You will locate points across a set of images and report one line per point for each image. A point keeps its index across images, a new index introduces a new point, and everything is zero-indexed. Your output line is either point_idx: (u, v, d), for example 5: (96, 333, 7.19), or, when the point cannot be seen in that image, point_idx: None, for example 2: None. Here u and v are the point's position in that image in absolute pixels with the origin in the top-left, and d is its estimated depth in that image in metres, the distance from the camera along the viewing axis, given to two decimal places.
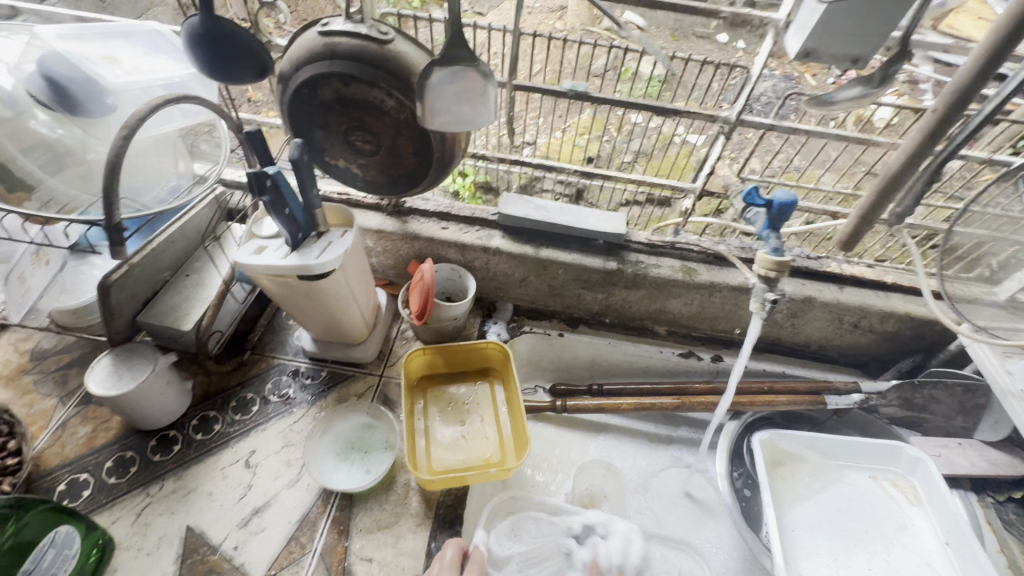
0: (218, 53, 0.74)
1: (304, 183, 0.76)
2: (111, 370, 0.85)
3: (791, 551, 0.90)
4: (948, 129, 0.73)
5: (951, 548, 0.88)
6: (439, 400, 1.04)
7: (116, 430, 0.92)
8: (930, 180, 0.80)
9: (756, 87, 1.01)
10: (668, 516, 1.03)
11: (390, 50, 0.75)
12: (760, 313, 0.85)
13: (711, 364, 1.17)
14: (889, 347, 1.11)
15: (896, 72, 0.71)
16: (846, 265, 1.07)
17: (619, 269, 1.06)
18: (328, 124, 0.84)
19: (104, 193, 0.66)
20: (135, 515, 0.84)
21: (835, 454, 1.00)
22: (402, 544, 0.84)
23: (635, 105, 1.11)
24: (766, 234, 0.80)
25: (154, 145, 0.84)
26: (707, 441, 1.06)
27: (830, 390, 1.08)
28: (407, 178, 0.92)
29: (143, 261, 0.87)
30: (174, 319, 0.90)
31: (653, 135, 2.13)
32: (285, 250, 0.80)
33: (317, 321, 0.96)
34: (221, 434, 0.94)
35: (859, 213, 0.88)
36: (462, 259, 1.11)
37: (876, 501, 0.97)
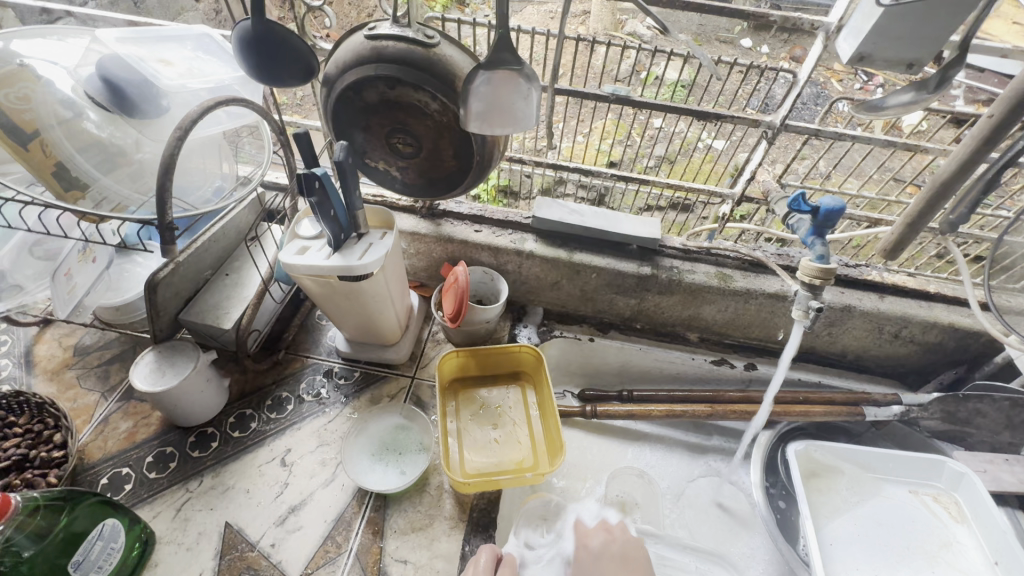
0: (267, 56, 0.76)
1: (349, 185, 0.77)
2: (154, 367, 0.86)
3: (829, 565, 0.89)
4: (1005, 135, 0.71)
5: (999, 568, 0.85)
6: (471, 403, 1.04)
7: (156, 426, 0.94)
8: (987, 189, 0.75)
9: (803, 92, 1.00)
10: (700, 525, 1.02)
11: (435, 54, 0.76)
12: (803, 321, 0.83)
13: (745, 372, 1.16)
14: (931, 358, 1.09)
15: (953, 77, 0.68)
16: (887, 274, 1.05)
17: (653, 274, 1.05)
18: (370, 127, 0.85)
19: (158, 193, 0.67)
20: (175, 510, 0.85)
21: (874, 467, 0.98)
22: (437, 547, 0.84)
23: (672, 109, 1.11)
24: (811, 241, 0.79)
25: (200, 147, 0.86)
26: (742, 450, 1.06)
27: (869, 401, 1.06)
28: (445, 181, 0.92)
29: (188, 260, 0.89)
30: (215, 317, 0.92)
31: (677, 140, 2.12)
32: (327, 251, 0.80)
33: (353, 322, 0.96)
34: (258, 432, 0.95)
35: (906, 221, 0.86)
36: (494, 262, 1.11)
37: (918, 516, 0.94)
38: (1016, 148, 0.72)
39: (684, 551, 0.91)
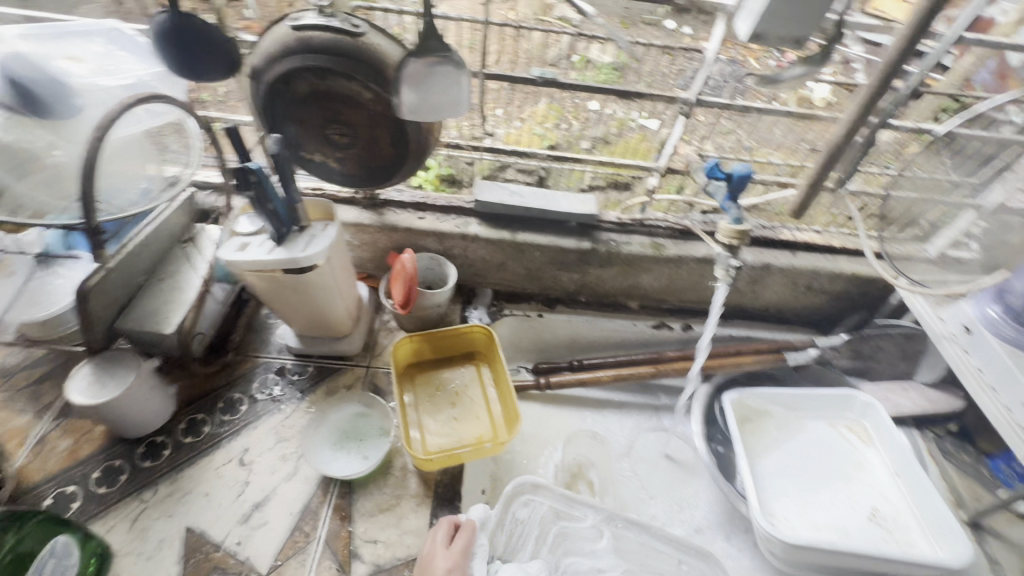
0: (185, 43, 0.74)
1: (286, 178, 0.78)
2: (92, 379, 0.83)
3: (764, 496, 0.99)
4: (880, 102, 0.81)
5: (900, 478, 0.99)
6: (428, 385, 1.07)
7: (100, 441, 0.91)
8: (867, 149, 0.90)
9: (712, 68, 1.08)
10: (651, 476, 1.10)
11: (364, 43, 0.75)
12: (725, 280, 0.92)
13: (682, 333, 1.26)
14: (840, 305, 1.22)
15: (835, 50, 0.78)
16: (799, 233, 1.16)
17: (593, 248, 1.11)
18: (303, 119, 0.85)
19: (81, 196, 0.66)
20: (131, 522, 0.83)
21: (797, 406, 1.09)
22: (405, 524, 0.87)
23: (599, 90, 1.16)
24: (727, 206, 0.86)
25: (122, 149, 0.83)
26: (682, 405, 1.14)
27: (789, 348, 1.18)
28: (385, 168, 0.93)
29: (120, 265, 0.85)
30: (155, 322, 0.89)
31: (610, 121, 2.20)
32: (270, 245, 0.80)
33: (302, 316, 0.96)
34: (212, 435, 0.94)
35: (807, 182, 0.96)
36: (440, 247, 1.13)
37: (834, 444, 1.06)
38: (889, 112, 0.86)
39: (669, 542, 0.91)
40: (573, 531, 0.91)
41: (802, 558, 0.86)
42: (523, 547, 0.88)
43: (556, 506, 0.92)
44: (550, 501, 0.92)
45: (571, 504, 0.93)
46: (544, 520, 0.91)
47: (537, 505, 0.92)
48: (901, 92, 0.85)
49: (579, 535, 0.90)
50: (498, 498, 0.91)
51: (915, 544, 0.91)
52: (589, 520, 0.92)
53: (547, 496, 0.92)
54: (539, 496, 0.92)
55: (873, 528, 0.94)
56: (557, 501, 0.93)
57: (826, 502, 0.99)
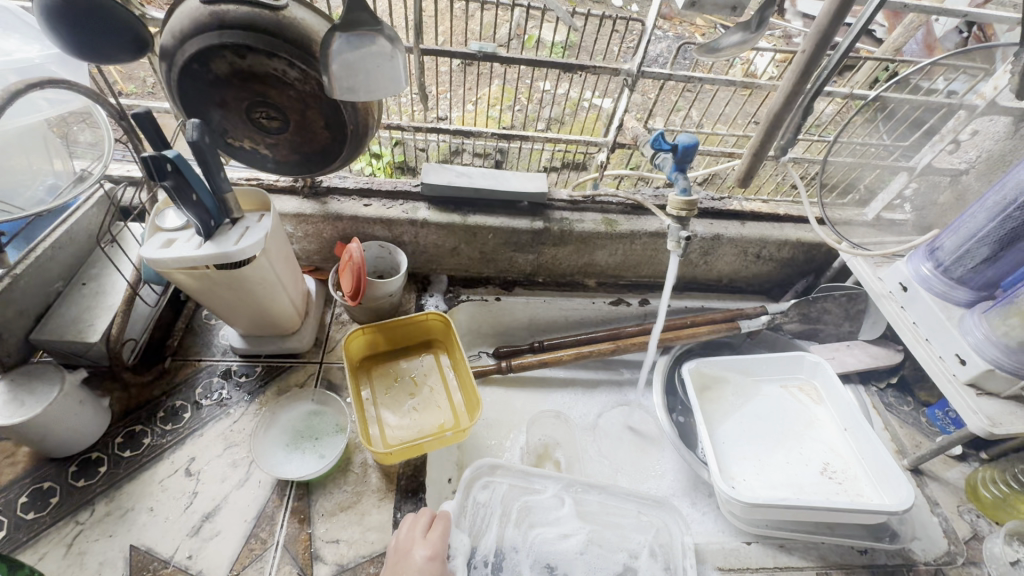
0: (88, 26, 0.67)
1: (210, 166, 0.72)
2: (8, 399, 0.75)
3: (724, 460, 1.01)
4: (817, 67, 0.82)
5: (848, 432, 1.03)
6: (385, 378, 1.03)
7: (25, 463, 0.83)
8: (805, 116, 0.91)
9: (652, 40, 1.07)
10: (616, 450, 1.12)
11: (285, 17, 0.71)
12: (677, 251, 0.91)
13: (640, 308, 1.26)
14: (788, 272, 1.26)
15: (769, 17, 0.78)
16: (746, 203, 1.18)
17: (546, 228, 1.10)
18: (226, 102, 0.79)
19: None
20: (67, 546, 0.77)
21: (751, 371, 1.12)
22: (368, 520, 0.84)
23: (543, 64, 1.13)
24: (675, 176, 0.86)
25: (19, 141, 0.75)
26: (643, 378, 1.15)
27: (742, 315, 1.21)
28: (322, 154, 0.89)
29: (29, 270, 0.79)
30: (77, 331, 0.82)
31: (561, 101, 2.17)
32: (198, 240, 0.75)
33: (244, 315, 0.91)
34: (153, 447, 0.88)
35: (751, 151, 0.96)
36: (389, 235, 1.09)
37: (787, 405, 1.10)
38: (824, 78, 0.86)
39: (625, 499, 0.92)
40: (535, 501, 0.90)
41: (761, 515, 0.89)
42: (488, 531, 0.86)
43: (515, 483, 0.91)
44: (508, 478, 0.91)
45: (530, 477, 0.92)
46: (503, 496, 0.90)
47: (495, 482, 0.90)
48: (834, 56, 0.84)
49: (539, 503, 0.90)
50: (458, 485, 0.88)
51: (865, 493, 0.95)
52: (549, 490, 0.91)
53: (505, 475, 0.91)
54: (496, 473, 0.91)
55: (826, 481, 0.98)
56: (515, 479, 0.91)
57: (782, 461, 1.02)
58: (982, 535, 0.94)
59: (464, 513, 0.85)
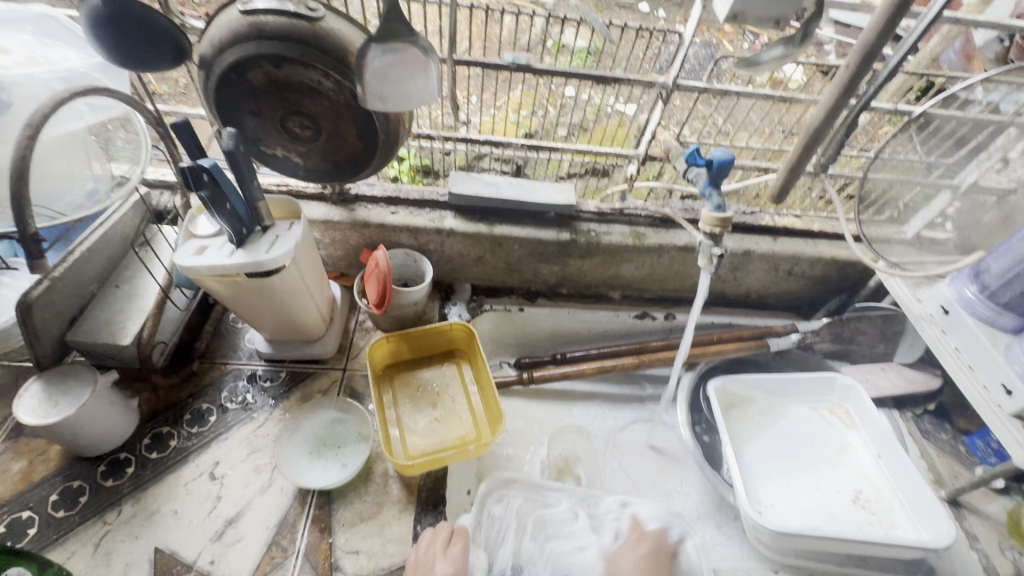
0: (128, 35, 0.67)
1: (244, 175, 0.72)
2: (43, 397, 0.77)
3: (750, 483, 0.98)
4: (861, 83, 0.79)
5: (882, 460, 0.99)
6: (408, 387, 1.03)
7: (56, 461, 0.85)
8: (849, 132, 0.88)
9: (689, 51, 1.05)
10: (638, 468, 1.09)
11: (322, 28, 0.71)
12: (708, 268, 0.90)
13: (666, 322, 1.24)
14: (820, 290, 1.22)
15: (814, 31, 0.75)
16: (779, 218, 1.15)
17: (573, 239, 1.09)
18: (261, 111, 0.80)
19: (13, 201, 0.59)
20: (94, 546, 0.78)
21: (780, 391, 1.09)
22: (388, 532, 0.84)
23: (575, 75, 1.12)
24: (709, 192, 0.84)
25: (62, 146, 0.77)
26: (668, 394, 1.13)
27: (771, 333, 1.18)
28: (352, 162, 0.89)
29: (67, 274, 0.79)
30: (109, 334, 0.83)
31: (586, 107, 2.15)
32: (230, 248, 0.75)
33: (271, 321, 0.91)
34: (179, 449, 0.89)
35: (788, 166, 0.94)
36: (415, 243, 1.09)
37: (817, 428, 1.07)
38: (869, 94, 0.82)
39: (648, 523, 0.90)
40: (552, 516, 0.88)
41: (789, 544, 0.86)
42: (504, 543, 0.84)
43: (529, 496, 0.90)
44: (522, 492, 0.90)
45: (543, 490, 0.91)
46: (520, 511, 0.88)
47: (510, 495, 0.89)
48: (882, 71, 0.82)
49: (553, 517, 0.88)
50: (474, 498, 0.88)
51: (899, 526, 0.92)
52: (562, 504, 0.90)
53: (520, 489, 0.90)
54: (510, 485, 0.90)
55: (858, 511, 0.95)
56: (530, 492, 0.90)
57: (811, 487, 0.99)
58: None
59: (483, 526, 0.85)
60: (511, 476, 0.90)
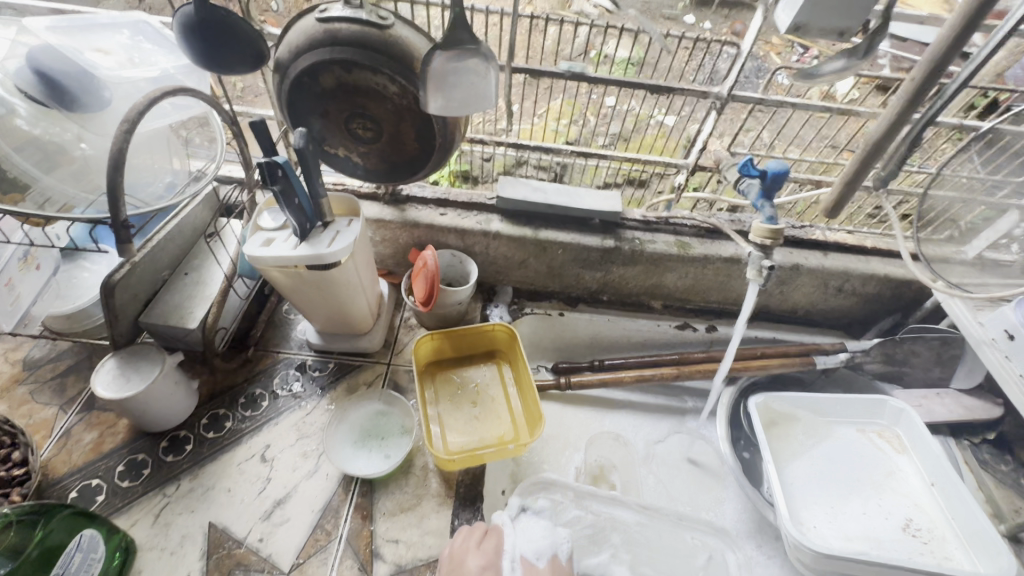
0: (213, 41, 0.73)
1: (312, 173, 0.76)
2: (117, 373, 0.83)
3: (792, 502, 0.96)
4: (926, 97, 0.77)
5: (936, 488, 0.95)
6: (448, 385, 1.05)
7: (124, 434, 0.91)
8: (912, 147, 0.85)
9: (746, 62, 1.05)
10: (674, 480, 1.08)
11: (391, 35, 0.75)
12: (756, 281, 0.88)
13: (707, 334, 1.23)
14: (872, 308, 1.18)
15: (879, 44, 0.75)
16: (830, 233, 1.13)
17: (617, 246, 1.09)
18: (328, 113, 0.84)
19: (110, 191, 0.65)
20: (155, 516, 0.83)
21: (826, 411, 1.06)
22: (427, 524, 0.86)
23: (627, 84, 1.13)
24: (761, 204, 0.84)
25: (148, 142, 0.84)
26: (708, 407, 1.11)
27: (818, 351, 1.15)
28: (409, 164, 0.92)
29: (145, 259, 0.86)
30: (178, 318, 0.89)
31: (629, 117, 2.15)
32: (295, 241, 0.79)
33: (324, 312, 0.95)
34: (234, 431, 0.93)
35: (843, 181, 0.91)
36: (462, 244, 1.12)
37: (865, 451, 1.03)
38: (936, 108, 0.80)
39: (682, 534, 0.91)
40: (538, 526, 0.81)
41: (834, 569, 0.83)
42: None
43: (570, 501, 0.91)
44: (562, 495, 0.91)
45: (583, 498, 0.91)
46: (556, 515, 0.89)
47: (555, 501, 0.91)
48: (949, 86, 0.79)
49: (539, 524, 0.82)
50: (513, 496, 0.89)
51: (953, 559, 0.87)
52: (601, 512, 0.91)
53: (561, 493, 0.91)
54: (554, 489, 0.91)
55: (908, 539, 0.91)
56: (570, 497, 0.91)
57: (857, 510, 0.96)
58: None
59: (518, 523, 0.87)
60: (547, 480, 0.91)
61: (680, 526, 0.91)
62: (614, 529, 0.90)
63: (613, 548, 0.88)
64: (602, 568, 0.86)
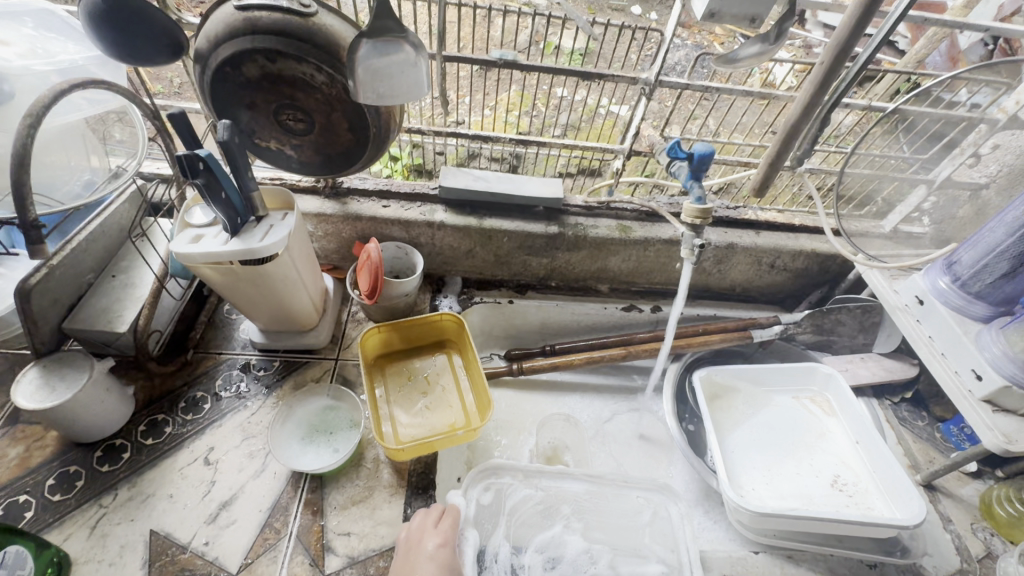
0: (126, 34, 0.70)
1: (239, 166, 0.74)
2: (40, 383, 0.79)
3: (732, 468, 1.01)
4: (835, 80, 0.81)
5: (860, 445, 1.02)
6: (399, 377, 1.05)
7: (53, 447, 0.87)
8: (823, 128, 0.92)
9: (671, 49, 1.08)
10: (625, 455, 1.12)
11: (314, 23, 0.73)
12: (690, 259, 0.92)
13: (652, 314, 1.26)
14: (802, 282, 1.25)
15: (787, 30, 0.78)
16: (761, 213, 1.19)
17: (560, 232, 1.11)
18: (255, 105, 0.82)
19: (15, 188, 0.61)
20: (90, 528, 0.80)
21: (763, 381, 1.12)
22: (379, 515, 0.86)
23: (560, 72, 1.15)
24: (690, 185, 0.87)
25: (60, 138, 0.80)
26: (654, 385, 1.16)
27: (755, 325, 1.21)
28: (345, 155, 0.92)
29: (64, 262, 0.82)
30: (106, 321, 0.85)
31: (578, 107, 2.17)
32: (225, 236, 0.77)
33: (265, 310, 0.93)
34: (174, 436, 0.91)
35: (767, 161, 0.96)
36: (406, 236, 1.12)
37: (798, 416, 1.09)
38: (841, 90, 0.86)
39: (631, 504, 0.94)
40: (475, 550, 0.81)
41: (769, 525, 0.88)
42: (494, 531, 0.88)
43: (521, 483, 0.94)
44: (513, 478, 0.94)
45: (535, 476, 0.94)
46: (506, 497, 0.91)
47: (502, 485, 0.93)
48: (851, 69, 0.85)
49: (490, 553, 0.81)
50: (465, 482, 0.92)
51: (876, 508, 0.94)
52: (550, 489, 0.94)
53: (512, 477, 0.94)
54: (502, 474, 0.94)
55: (836, 494, 0.98)
56: (520, 478, 0.94)
57: (791, 471, 1.02)
58: (996, 554, 0.92)
59: (470, 503, 0.88)
60: (495, 466, 0.94)
61: (626, 487, 0.95)
62: (563, 501, 0.93)
63: (565, 519, 0.91)
64: (556, 540, 0.88)
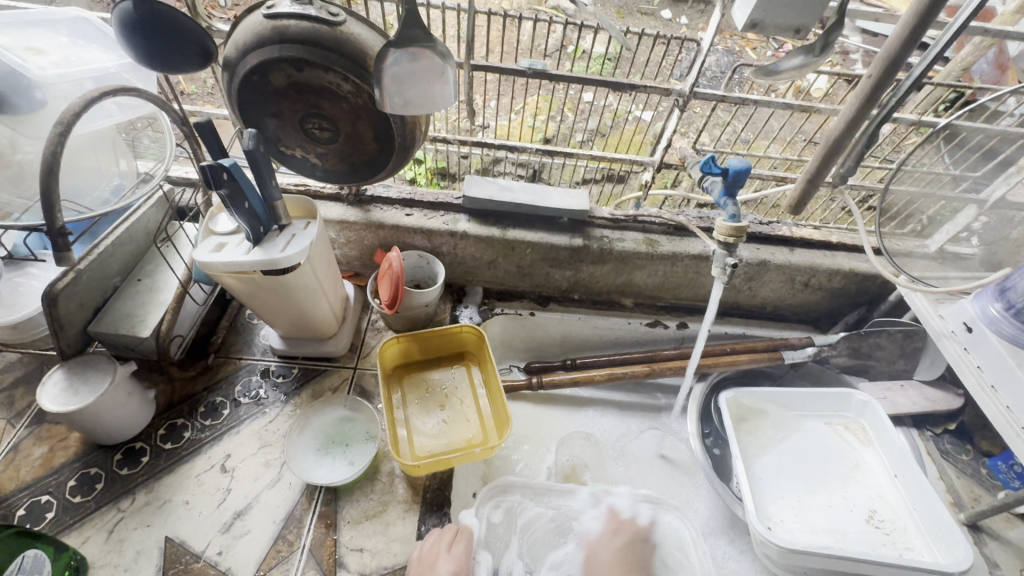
0: (156, 40, 0.70)
1: (263, 175, 0.74)
2: (64, 386, 0.79)
3: (759, 497, 0.96)
4: (882, 94, 0.76)
5: (899, 479, 0.97)
6: (417, 388, 1.04)
7: (76, 447, 0.88)
8: (869, 143, 0.86)
9: (707, 59, 1.05)
10: (646, 477, 1.08)
11: (343, 32, 0.72)
12: (721, 278, 0.88)
13: (678, 331, 1.22)
14: (838, 303, 1.19)
15: (835, 41, 0.74)
16: (796, 229, 1.14)
17: (585, 245, 1.08)
18: (282, 113, 0.82)
19: (43, 195, 0.61)
20: (108, 532, 0.80)
21: (794, 406, 1.06)
22: (392, 531, 0.84)
23: (590, 82, 1.13)
24: (723, 202, 0.83)
25: (91, 145, 0.82)
26: (678, 404, 1.12)
27: (786, 346, 1.15)
28: (369, 165, 0.90)
29: (91, 266, 0.82)
30: (129, 326, 0.86)
31: (606, 114, 2.13)
32: (247, 245, 0.77)
33: (285, 318, 0.93)
34: (192, 441, 0.91)
35: (806, 177, 0.91)
36: (429, 245, 1.10)
37: (832, 444, 1.04)
38: (891, 104, 0.80)
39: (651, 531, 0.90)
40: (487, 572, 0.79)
41: (799, 563, 0.84)
42: (508, 551, 0.85)
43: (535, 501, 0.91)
44: (529, 497, 0.91)
45: (551, 497, 0.91)
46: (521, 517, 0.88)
47: (513, 503, 0.90)
48: (903, 84, 0.80)
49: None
50: (478, 497, 0.89)
51: (914, 549, 0.89)
52: (568, 510, 0.90)
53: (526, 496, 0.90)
54: (511, 491, 0.91)
55: (871, 531, 0.92)
56: (534, 497, 0.91)
57: (823, 503, 0.97)
58: None
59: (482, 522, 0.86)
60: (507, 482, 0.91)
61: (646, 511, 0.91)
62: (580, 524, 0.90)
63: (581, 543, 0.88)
64: (570, 557, 0.85)
